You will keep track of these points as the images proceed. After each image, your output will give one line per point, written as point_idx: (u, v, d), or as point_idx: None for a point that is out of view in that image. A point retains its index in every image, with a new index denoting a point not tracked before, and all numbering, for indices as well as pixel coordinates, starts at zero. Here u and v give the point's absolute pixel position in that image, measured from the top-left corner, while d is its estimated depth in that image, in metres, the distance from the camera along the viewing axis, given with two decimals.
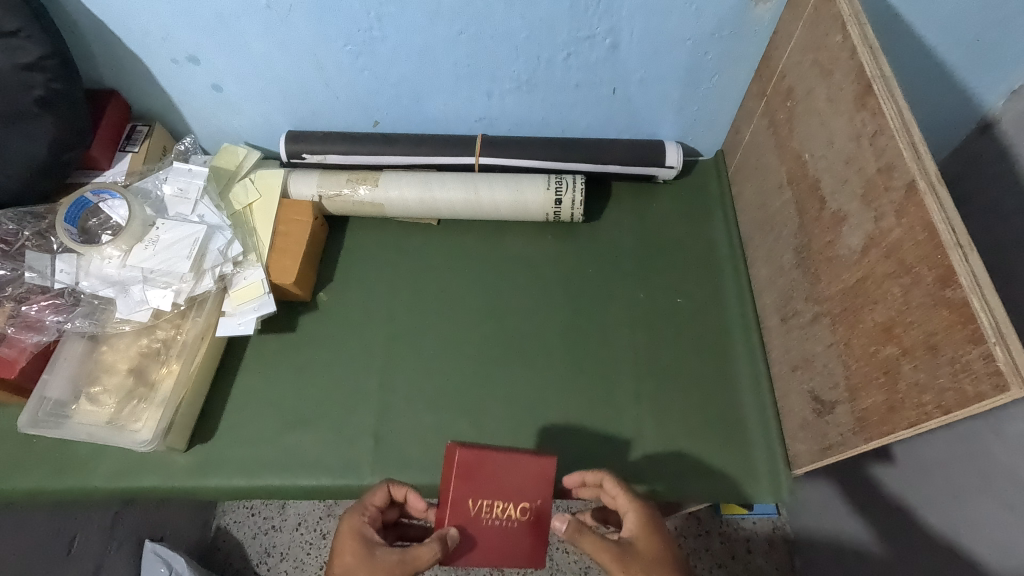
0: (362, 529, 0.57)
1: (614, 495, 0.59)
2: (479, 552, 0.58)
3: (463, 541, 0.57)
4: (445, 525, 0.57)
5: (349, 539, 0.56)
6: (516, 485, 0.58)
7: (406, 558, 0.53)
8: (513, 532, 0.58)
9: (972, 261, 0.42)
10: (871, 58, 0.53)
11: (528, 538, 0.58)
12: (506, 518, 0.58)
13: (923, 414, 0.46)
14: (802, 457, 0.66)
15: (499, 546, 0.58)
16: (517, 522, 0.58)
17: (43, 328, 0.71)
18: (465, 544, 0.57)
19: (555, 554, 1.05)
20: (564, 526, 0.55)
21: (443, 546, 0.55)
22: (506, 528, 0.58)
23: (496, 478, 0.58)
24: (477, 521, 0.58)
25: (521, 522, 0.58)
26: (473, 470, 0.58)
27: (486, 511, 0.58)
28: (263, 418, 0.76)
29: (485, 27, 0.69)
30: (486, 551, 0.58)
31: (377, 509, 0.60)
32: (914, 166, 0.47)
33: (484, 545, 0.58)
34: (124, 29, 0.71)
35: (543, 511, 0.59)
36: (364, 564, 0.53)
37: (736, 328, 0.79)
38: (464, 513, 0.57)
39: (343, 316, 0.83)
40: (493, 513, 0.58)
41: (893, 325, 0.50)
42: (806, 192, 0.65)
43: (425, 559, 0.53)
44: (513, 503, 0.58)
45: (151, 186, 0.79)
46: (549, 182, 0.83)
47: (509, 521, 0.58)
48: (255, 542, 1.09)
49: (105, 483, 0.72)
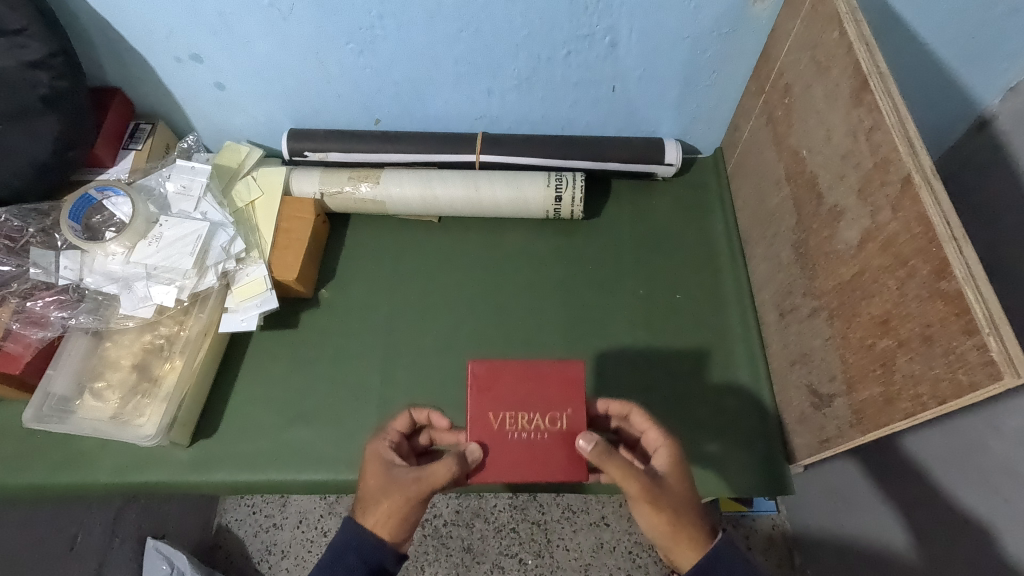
0: (382, 457, 0.60)
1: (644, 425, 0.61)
2: (509, 468, 0.58)
3: (489, 456, 0.58)
4: (470, 440, 0.58)
5: (372, 463, 0.59)
6: (539, 395, 0.59)
7: (421, 476, 0.55)
8: (543, 445, 0.58)
9: (966, 253, 0.43)
10: (868, 54, 0.54)
11: (559, 450, 0.58)
12: (533, 430, 0.58)
13: (919, 405, 0.47)
14: (801, 450, 0.67)
15: (530, 459, 0.58)
16: (546, 434, 0.58)
17: (47, 323, 0.72)
18: (492, 460, 0.58)
19: (556, 551, 1.06)
20: (591, 447, 0.54)
21: (462, 462, 0.55)
22: (534, 441, 0.58)
23: (518, 390, 0.59)
24: (502, 435, 0.58)
25: (551, 433, 0.58)
26: (493, 383, 0.59)
27: (511, 424, 0.58)
28: (266, 413, 0.77)
29: (486, 25, 0.70)
30: (516, 465, 0.58)
31: (399, 435, 0.65)
32: (909, 160, 0.48)
33: (513, 460, 0.58)
34: (128, 28, 0.71)
35: (572, 422, 0.59)
36: (382, 482, 0.56)
37: (735, 324, 0.80)
38: (488, 428, 0.58)
39: (345, 313, 0.83)
40: (519, 425, 0.58)
41: (889, 318, 0.51)
42: (804, 188, 0.66)
43: (441, 474, 0.54)
44: (538, 414, 0.59)
45: (155, 184, 0.80)
46: (549, 179, 0.84)
47: (537, 432, 0.58)
48: (256, 539, 1.09)
49: (108, 478, 0.72)
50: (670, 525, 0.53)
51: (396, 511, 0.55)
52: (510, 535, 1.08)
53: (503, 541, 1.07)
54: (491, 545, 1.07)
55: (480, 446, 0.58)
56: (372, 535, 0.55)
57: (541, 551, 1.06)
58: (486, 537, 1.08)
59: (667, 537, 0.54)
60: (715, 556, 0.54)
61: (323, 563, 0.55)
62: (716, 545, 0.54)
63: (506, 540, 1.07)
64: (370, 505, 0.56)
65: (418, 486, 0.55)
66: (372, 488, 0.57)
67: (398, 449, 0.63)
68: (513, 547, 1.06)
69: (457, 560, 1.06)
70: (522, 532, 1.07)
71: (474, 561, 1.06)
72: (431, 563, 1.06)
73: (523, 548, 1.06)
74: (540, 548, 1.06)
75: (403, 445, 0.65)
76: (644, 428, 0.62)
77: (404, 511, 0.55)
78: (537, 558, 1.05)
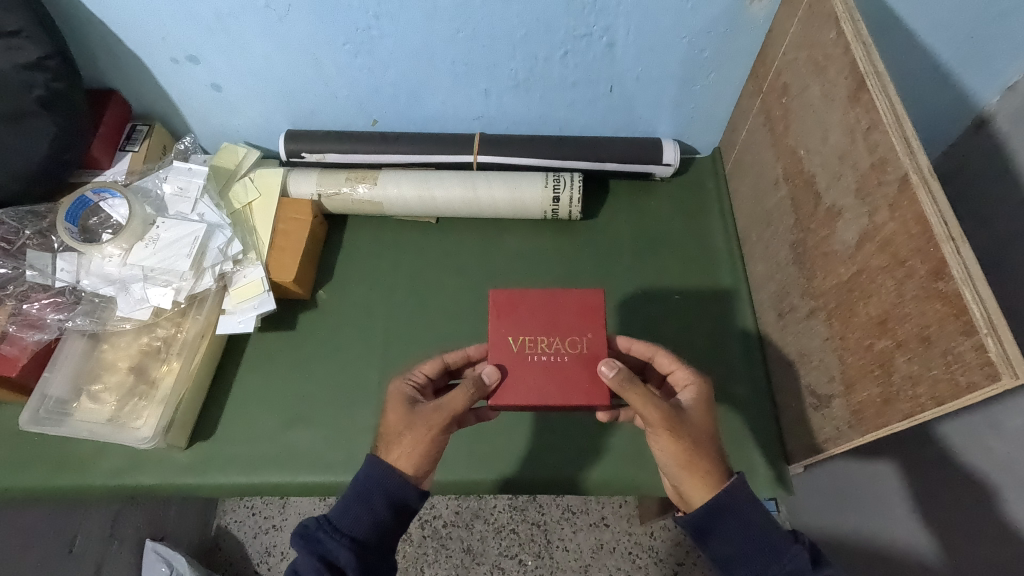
0: (405, 394, 0.61)
1: (670, 365, 0.64)
2: (530, 388, 0.59)
3: (509, 378, 0.59)
4: (490, 363, 0.59)
5: (394, 400, 0.61)
6: (559, 319, 0.61)
7: (442, 404, 0.57)
8: (563, 368, 0.59)
9: (964, 252, 0.42)
10: (865, 53, 0.54)
11: (580, 372, 0.59)
12: (553, 353, 0.60)
13: (917, 406, 0.46)
14: (800, 451, 0.67)
15: (551, 381, 0.59)
16: (567, 357, 0.60)
17: (44, 326, 0.72)
18: (512, 382, 0.59)
19: (555, 552, 1.06)
20: (611, 373, 0.56)
21: (480, 384, 0.57)
22: (554, 363, 0.59)
23: (538, 313, 0.61)
24: (523, 357, 0.60)
25: (571, 355, 0.60)
26: (514, 309, 0.61)
27: (531, 347, 0.60)
28: (264, 415, 0.77)
29: (483, 26, 0.70)
30: (536, 386, 0.59)
31: (425, 377, 0.66)
32: (907, 160, 0.48)
33: (534, 382, 0.59)
34: (124, 29, 0.71)
35: (592, 345, 0.60)
36: (405, 417, 0.58)
37: (734, 325, 0.79)
38: (508, 350, 0.60)
39: (343, 314, 0.83)
40: (540, 348, 0.60)
41: (887, 318, 0.51)
42: (802, 188, 0.65)
43: (460, 398, 0.57)
44: (558, 337, 0.60)
45: (151, 186, 0.80)
46: (547, 180, 0.84)
47: (558, 355, 0.60)
48: (256, 541, 1.09)
49: (106, 480, 0.72)
50: (687, 451, 0.56)
51: (419, 443, 0.57)
52: (510, 535, 1.07)
53: (502, 542, 1.07)
54: (490, 546, 1.07)
55: (500, 368, 0.59)
56: (392, 471, 0.56)
57: (541, 552, 1.06)
58: (485, 538, 1.07)
59: (683, 466, 0.56)
60: (730, 493, 0.54)
61: (350, 498, 0.57)
62: (731, 484, 0.55)
63: (505, 541, 1.07)
64: (392, 442, 0.58)
65: (440, 415, 0.57)
66: (392, 425, 0.59)
67: (421, 389, 0.64)
68: (513, 548, 1.06)
69: (457, 561, 1.06)
70: (522, 533, 1.07)
71: (474, 563, 1.06)
72: (431, 564, 1.06)
73: (523, 549, 1.06)
74: (540, 548, 1.06)
75: (428, 387, 0.66)
76: (671, 367, 0.65)
77: (427, 442, 0.57)
78: (537, 559, 1.05)
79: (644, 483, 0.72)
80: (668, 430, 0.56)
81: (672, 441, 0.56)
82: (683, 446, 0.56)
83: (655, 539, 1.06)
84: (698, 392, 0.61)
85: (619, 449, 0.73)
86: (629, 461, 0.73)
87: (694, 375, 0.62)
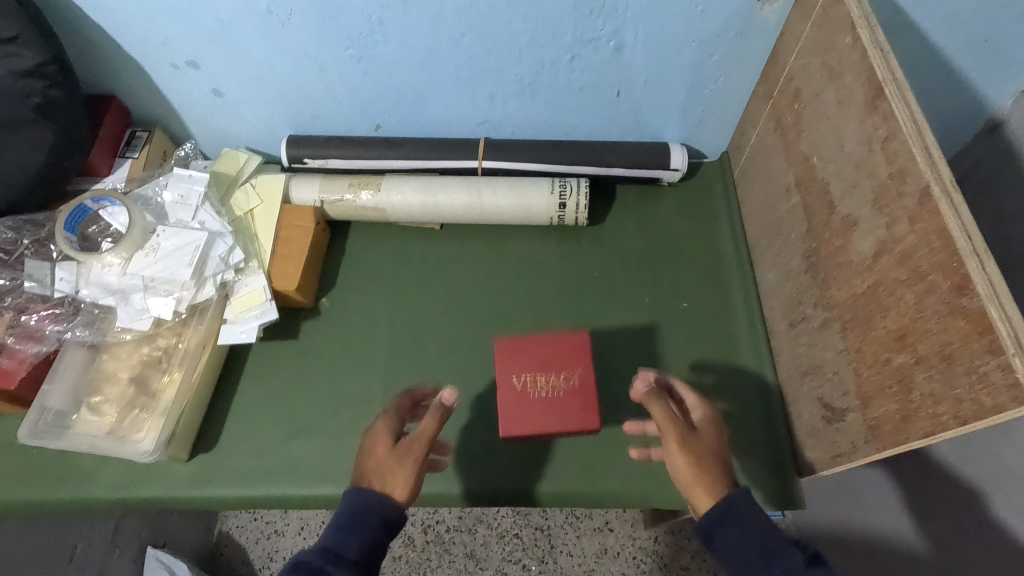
0: (390, 425, 0.60)
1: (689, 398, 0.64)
2: (530, 427, 0.60)
3: (512, 417, 0.60)
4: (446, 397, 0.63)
5: (378, 435, 0.58)
6: (552, 356, 0.61)
7: (418, 435, 0.57)
8: (560, 403, 0.60)
9: (989, 268, 0.41)
10: (882, 60, 0.52)
11: (574, 405, 0.59)
12: (550, 389, 0.60)
13: (938, 424, 0.45)
14: (813, 464, 0.66)
15: (549, 415, 0.60)
16: (563, 391, 0.60)
17: (42, 337, 0.70)
18: (515, 421, 0.59)
19: (559, 557, 1.04)
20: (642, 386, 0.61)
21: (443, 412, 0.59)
22: (552, 398, 0.60)
23: (535, 351, 0.61)
24: (522, 395, 0.60)
25: (567, 390, 0.60)
26: (516, 349, 0.61)
27: (532, 384, 0.60)
28: (266, 427, 0.75)
29: (488, 30, 0.69)
30: (538, 422, 0.60)
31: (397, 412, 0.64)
32: (927, 171, 0.46)
33: (533, 417, 0.60)
34: (122, 34, 0.70)
35: (584, 378, 0.60)
36: (392, 452, 0.56)
37: (742, 334, 0.78)
38: (509, 391, 0.60)
39: (345, 323, 0.82)
40: (537, 384, 0.60)
41: (906, 333, 0.49)
42: (815, 196, 0.64)
43: (431, 426, 0.57)
44: (553, 373, 0.61)
45: (152, 193, 0.79)
46: (553, 186, 0.83)
47: (555, 391, 0.60)
48: (257, 546, 1.08)
49: (107, 493, 0.71)
50: (693, 462, 0.55)
51: (411, 475, 0.55)
52: (513, 540, 1.06)
53: (506, 547, 1.06)
54: (494, 551, 1.06)
55: (502, 408, 0.60)
56: (387, 501, 0.53)
57: (544, 557, 1.04)
58: (489, 543, 1.06)
59: (685, 477, 0.56)
60: (728, 505, 0.53)
61: (340, 524, 0.53)
62: (732, 493, 0.53)
63: (508, 546, 1.06)
64: (384, 474, 0.55)
65: (419, 445, 0.57)
66: (380, 457, 0.56)
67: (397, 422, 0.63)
68: (517, 553, 1.05)
69: (460, 566, 1.05)
70: (525, 538, 1.06)
71: (477, 568, 1.05)
72: (434, 569, 1.05)
73: (526, 554, 1.05)
74: (544, 553, 1.05)
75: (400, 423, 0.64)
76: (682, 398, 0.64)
77: (416, 474, 0.55)
78: (540, 563, 1.04)
79: (654, 497, 0.70)
80: (677, 441, 0.56)
81: (680, 452, 0.56)
82: (688, 457, 0.55)
83: (660, 543, 1.04)
84: (714, 416, 0.60)
85: (628, 460, 0.72)
86: (638, 473, 0.71)
87: (698, 400, 0.62)
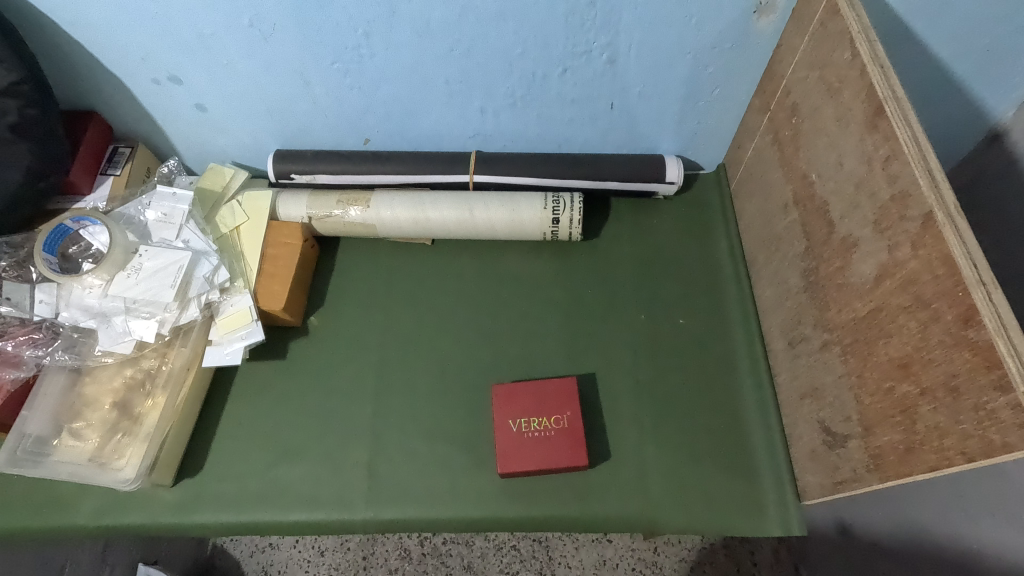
0: None
1: None
2: (527, 465, 0.68)
3: (512, 454, 0.68)
4: None
5: None
6: (545, 401, 0.70)
7: None
8: (551, 441, 0.68)
9: (997, 300, 0.39)
10: (882, 77, 0.51)
11: (562, 445, 0.68)
12: (545, 429, 0.69)
13: (944, 459, 0.44)
14: (813, 488, 0.64)
15: (544, 454, 0.68)
16: (555, 432, 0.69)
17: (21, 363, 0.69)
18: (515, 460, 0.68)
19: (557, 569, 0.98)
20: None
21: None
22: (547, 437, 0.69)
23: (532, 396, 0.71)
24: (520, 436, 0.69)
25: (556, 430, 0.69)
26: (513, 396, 0.71)
27: (525, 426, 0.69)
28: (253, 450, 0.73)
29: (476, 43, 0.67)
30: (535, 460, 0.68)
31: None
32: (931, 195, 0.45)
33: (530, 455, 0.68)
34: (102, 50, 0.68)
35: (572, 420, 0.69)
36: None
37: (741, 353, 0.76)
38: (509, 431, 0.69)
39: (334, 343, 0.80)
40: (531, 425, 0.69)
41: (909, 361, 0.48)
42: (814, 215, 0.62)
43: None
44: (546, 416, 0.70)
45: (134, 212, 0.77)
46: (546, 201, 0.81)
47: (549, 431, 0.69)
48: (252, 560, 1.01)
49: (90, 521, 0.69)
50: None
51: None
52: (511, 552, 0.99)
53: (503, 559, 0.99)
54: (492, 563, 0.99)
55: (502, 446, 0.69)
56: None
57: (543, 569, 0.98)
58: (487, 555, 1.00)
59: None
60: None
61: None
62: None
63: (506, 558, 0.99)
64: None
65: None
66: None
67: None
68: (514, 565, 0.98)
69: None
70: (523, 549, 0.99)
71: None
72: None
73: (524, 566, 0.98)
74: (542, 565, 0.98)
75: None
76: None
77: None
78: None
79: (652, 522, 0.68)
80: None
81: None
82: None
83: (659, 554, 0.98)
84: None
85: (624, 483, 0.69)
86: (635, 498, 0.69)
87: None
